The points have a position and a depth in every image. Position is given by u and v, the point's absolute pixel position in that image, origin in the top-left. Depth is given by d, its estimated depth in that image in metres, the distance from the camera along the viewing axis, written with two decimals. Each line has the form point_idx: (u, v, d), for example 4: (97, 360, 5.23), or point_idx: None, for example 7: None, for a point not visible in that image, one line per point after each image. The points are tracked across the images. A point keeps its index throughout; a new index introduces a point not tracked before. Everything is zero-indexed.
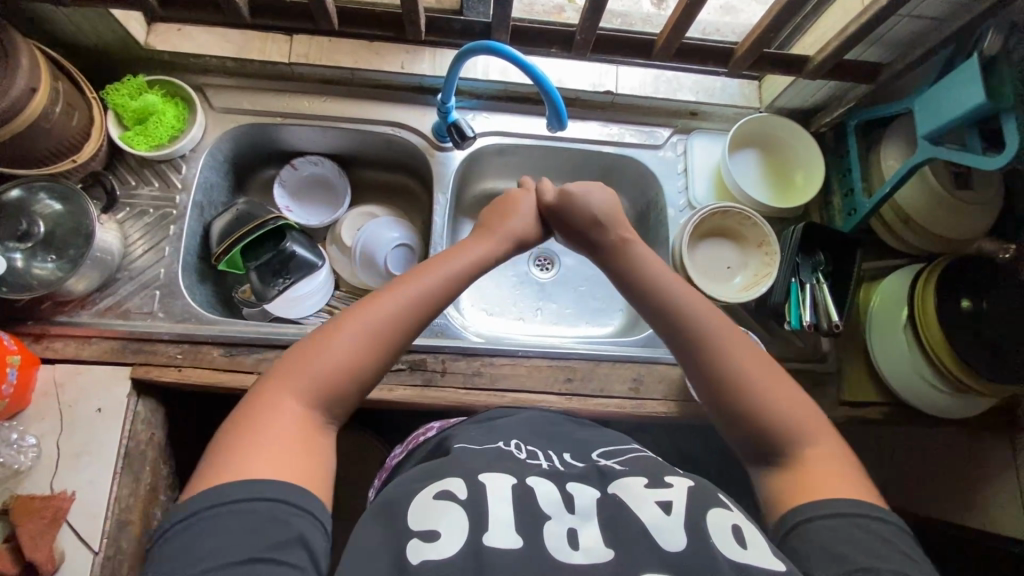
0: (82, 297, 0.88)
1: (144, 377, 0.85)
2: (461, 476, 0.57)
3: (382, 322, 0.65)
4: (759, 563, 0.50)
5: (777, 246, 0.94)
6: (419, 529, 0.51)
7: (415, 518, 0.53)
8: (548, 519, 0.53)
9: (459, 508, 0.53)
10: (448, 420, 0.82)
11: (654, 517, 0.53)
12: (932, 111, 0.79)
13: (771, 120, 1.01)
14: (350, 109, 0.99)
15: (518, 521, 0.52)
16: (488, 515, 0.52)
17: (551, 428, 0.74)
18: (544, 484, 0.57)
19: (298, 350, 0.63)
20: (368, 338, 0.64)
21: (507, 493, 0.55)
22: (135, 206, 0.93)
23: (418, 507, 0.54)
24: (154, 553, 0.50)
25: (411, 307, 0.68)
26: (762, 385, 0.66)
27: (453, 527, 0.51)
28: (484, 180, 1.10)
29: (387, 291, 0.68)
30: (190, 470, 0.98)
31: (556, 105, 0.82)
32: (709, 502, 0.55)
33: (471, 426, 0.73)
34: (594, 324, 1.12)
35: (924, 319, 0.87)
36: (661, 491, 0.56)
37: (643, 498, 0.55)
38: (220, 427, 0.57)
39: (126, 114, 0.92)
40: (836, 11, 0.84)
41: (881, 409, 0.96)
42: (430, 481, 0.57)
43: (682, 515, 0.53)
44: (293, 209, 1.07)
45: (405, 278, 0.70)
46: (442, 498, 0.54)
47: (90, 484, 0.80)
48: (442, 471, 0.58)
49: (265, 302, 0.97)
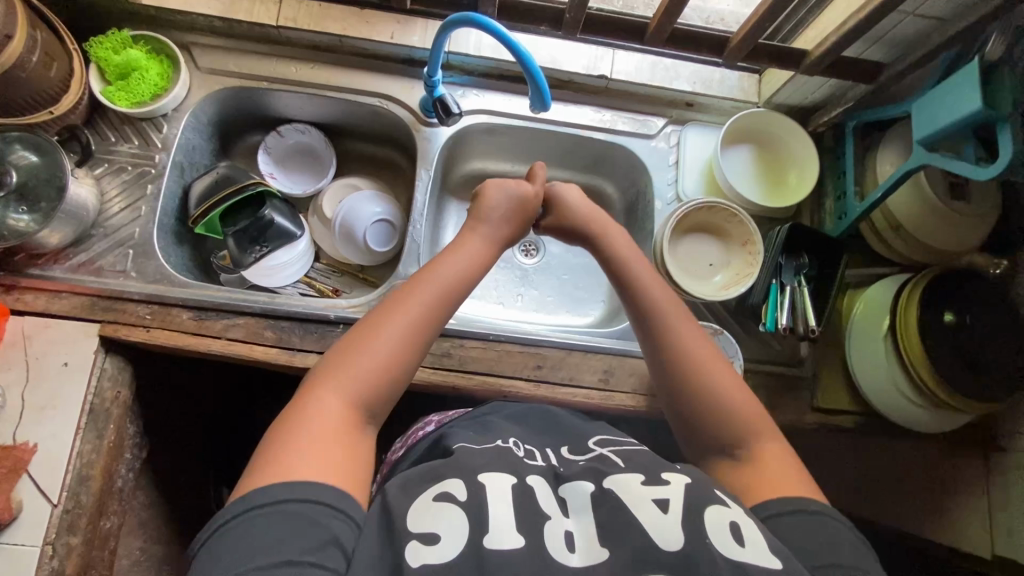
0: (56, 251, 0.87)
1: (112, 335, 0.84)
2: (462, 477, 0.55)
3: (414, 314, 0.66)
4: (754, 564, 0.49)
5: (760, 246, 0.91)
6: (418, 531, 0.50)
7: (413, 518, 0.51)
8: (548, 519, 0.52)
9: (458, 511, 0.52)
10: (445, 416, 0.83)
11: (651, 516, 0.51)
12: (928, 115, 0.76)
13: (769, 116, 0.98)
14: (339, 78, 0.98)
15: (521, 523, 0.51)
16: (489, 519, 0.51)
17: (547, 422, 0.75)
18: (543, 486, 0.56)
19: (337, 351, 0.64)
20: (404, 330, 0.65)
21: (508, 494, 0.54)
22: (113, 163, 0.92)
23: (418, 507, 0.52)
24: (199, 556, 0.50)
25: (439, 300, 0.69)
26: (729, 403, 0.66)
27: (452, 530, 0.50)
28: (472, 160, 1.09)
29: (413, 285, 0.69)
30: (158, 430, 0.98)
31: (540, 86, 0.80)
32: (705, 501, 0.54)
33: (462, 424, 0.72)
34: (574, 314, 1.10)
35: (906, 330, 0.85)
36: (659, 489, 0.55)
37: (641, 496, 0.54)
38: (257, 453, 0.56)
39: (109, 68, 0.90)
40: (839, 5, 0.81)
41: (854, 418, 0.95)
42: (429, 480, 0.55)
43: (679, 513, 0.52)
44: (278, 176, 1.06)
45: (428, 272, 0.71)
46: (441, 499, 0.53)
47: (52, 437, 0.81)
48: (442, 471, 0.56)
49: (241, 269, 0.97)
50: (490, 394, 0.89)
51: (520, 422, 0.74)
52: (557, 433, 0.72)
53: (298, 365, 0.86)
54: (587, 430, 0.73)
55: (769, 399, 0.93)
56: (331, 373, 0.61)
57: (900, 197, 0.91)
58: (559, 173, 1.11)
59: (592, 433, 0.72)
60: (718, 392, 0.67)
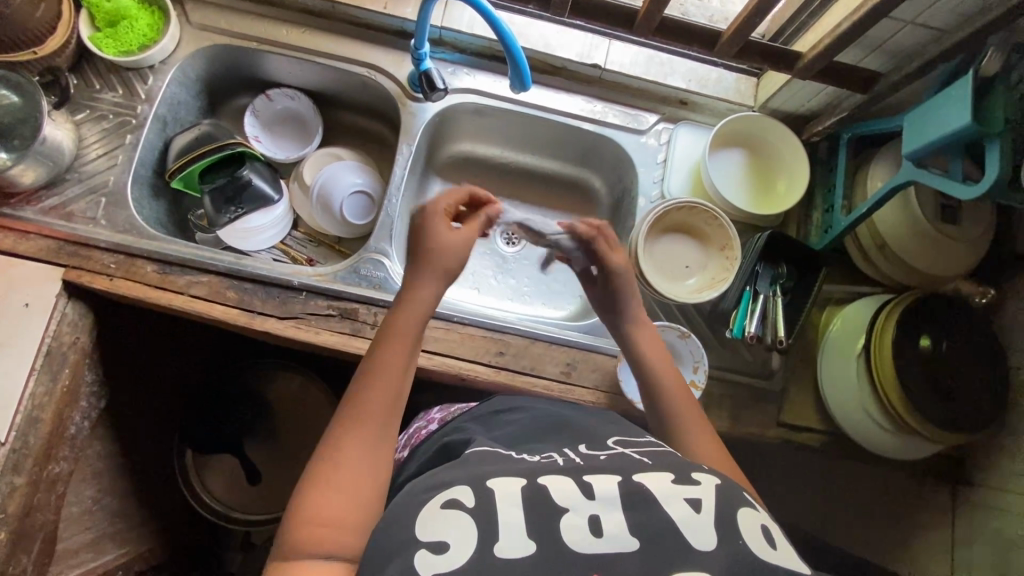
0: (30, 191, 0.87)
1: (75, 281, 0.84)
2: (469, 482, 0.50)
3: (371, 426, 0.57)
4: (787, 566, 0.47)
5: (738, 252, 0.89)
6: (427, 539, 0.46)
7: (421, 527, 0.47)
8: (566, 512, 0.48)
9: (467, 518, 0.47)
10: (447, 415, 0.80)
11: (684, 514, 0.48)
12: (920, 127, 0.73)
13: (762, 121, 0.95)
14: (329, 44, 0.96)
15: (530, 524, 0.47)
16: (497, 524, 0.47)
17: (558, 420, 0.66)
18: (557, 480, 0.51)
19: (298, 498, 0.52)
20: (365, 447, 0.55)
21: (517, 497, 0.49)
22: (95, 109, 0.92)
23: (425, 516, 0.48)
24: None
25: (393, 401, 0.59)
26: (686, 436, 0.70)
27: (462, 535, 0.46)
28: (460, 142, 1.08)
29: (359, 394, 0.58)
30: (116, 380, 0.98)
31: (520, 67, 0.78)
32: (737, 500, 0.51)
33: (478, 425, 0.67)
34: (549, 306, 1.09)
35: (880, 353, 0.83)
36: (690, 487, 0.51)
37: (671, 493, 0.50)
38: None
39: (99, 15, 0.90)
40: (839, 8, 0.78)
41: (820, 437, 0.92)
42: (434, 488, 0.50)
43: (712, 514, 0.49)
44: (263, 140, 1.05)
45: (368, 371, 0.60)
46: (449, 505, 0.48)
47: (6, 376, 0.81)
48: (448, 478, 0.51)
49: (216, 228, 0.97)
50: (448, 376, 0.88)
51: (517, 417, 0.68)
52: (552, 424, 0.65)
53: (257, 328, 0.85)
54: (574, 418, 0.67)
55: (735, 409, 0.91)
56: (305, 524, 0.50)
57: (888, 213, 0.88)
58: (548, 164, 1.10)
59: (600, 430, 0.64)
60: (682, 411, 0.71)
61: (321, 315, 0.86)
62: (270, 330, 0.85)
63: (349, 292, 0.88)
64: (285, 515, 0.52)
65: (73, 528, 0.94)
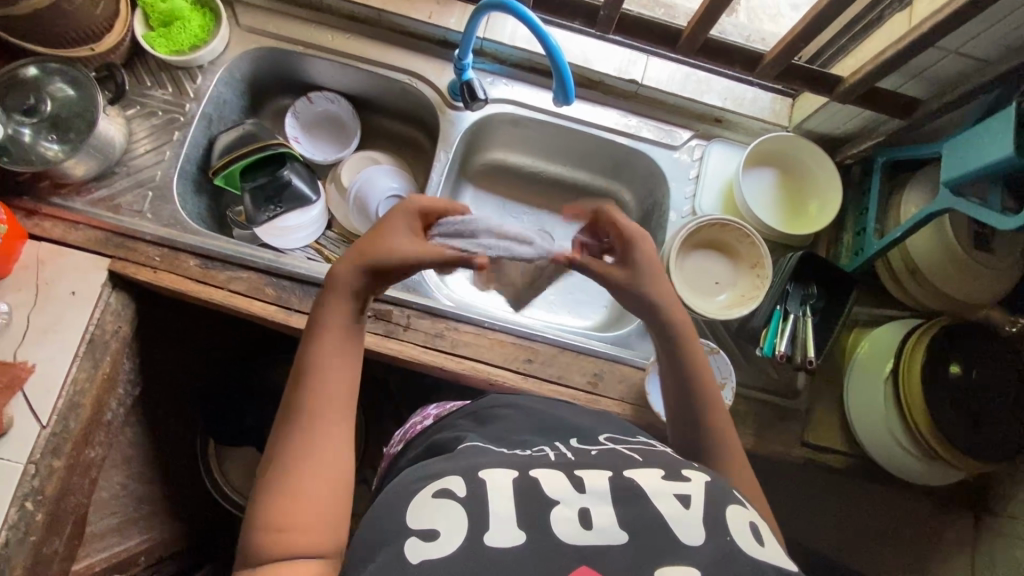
0: (80, 183, 0.90)
1: (120, 271, 0.87)
2: (461, 472, 0.51)
3: (327, 411, 0.58)
4: (775, 562, 0.48)
5: (770, 270, 0.90)
6: (417, 527, 0.47)
7: (412, 516, 0.48)
8: (558, 504, 0.49)
9: (458, 506, 0.48)
10: (444, 408, 0.80)
11: (674, 511, 0.49)
12: (960, 156, 0.74)
13: (796, 142, 0.96)
14: (374, 51, 0.99)
15: (520, 515, 0.48)
16: (488, 513, 0.48)
17: (548, 416, 0.67)
18: (550, 474, 0.52)
19: (258, 504, 0.52)
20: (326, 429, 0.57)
21: (508, 488, 0.50)
22: (145, 106, 0.95)
23: (416, 505, 0.49)
24: None
25: (334, 395, 0.59)
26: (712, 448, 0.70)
27: (453, 525, 0.47)
28: (492, 150, 1.09)
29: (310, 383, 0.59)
30: (150, 368, 1.01)
31: (564, 81, 0.80)
32: (727, 498, 0.52)
33: (469, 420, 0.67)
34: (575, 316, 1.08)
35: (908, 378, 0.83)
36: (680, 484, 0.53)
37: (661, 489, 0.51)
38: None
39: (153, 15, 0.94)
40: (881, 35, 0.79)
41: (843, 459, 0.92)
42: (426, 478, 0.52)
43: (701, 510, 0.50)
44: (302, 140, 1.08)
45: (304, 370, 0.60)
46: (440, 495, 0.49)
47: (50, 360, 0.83)
48: (440, 468, 0.53)
49: (253, 225, 0.98)
50: (477, 380, 0.89)
51: (516, 408, 0.69)
52: (548, 417, 0.67)
53: (294, 325, 0.87)
54: (562, 415, 0.68)
55: (760, 427, 0.91)
56: (269, 528, 0.50)
57: (921, 239, 0.88)
58: (579, 175, 1.11)
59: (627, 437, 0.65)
60: (723, 423, 0.71)
61: None
62: None
63: (384, 294, 0.90)
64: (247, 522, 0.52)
65: (100, 512, 0.97)
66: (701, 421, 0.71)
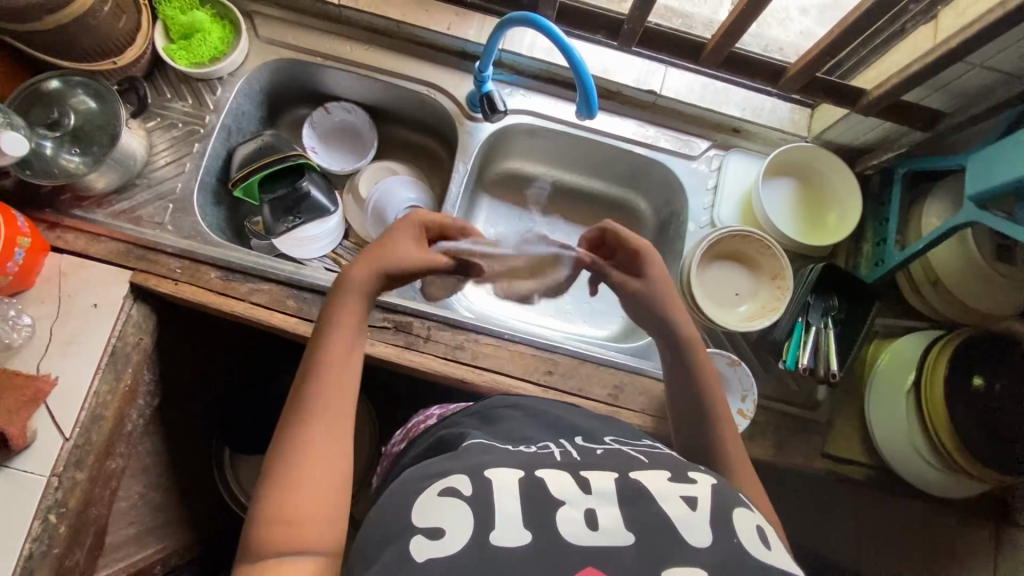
0: (101, 195, 0.91)
1: (142, 284, 0.87)
2: (467, 472, 0.51)
3: (328, 411, 0.58)
4: (782, 565, 0.47)
5: (791, 282, 0.90)
6: (423, 526, 0.46)
7: (418, 514, 0.47)
8: (563, 505, 0.48)
9: (464, 505, 0.48)
10: (448, 408, 0.80)
11: (681, 513, 0.49)
12: (983, 171, 0.74)
13: (815, 152, 0.96)
14: (393, 63, 0.99)
15: (527, 515, 0.47)
16: (495, 512, 0.47)
17: (555, 418, 0.67)
18: (557, 475, 0.52)
19: (262, 498, 0.52)
20: (329, 431, 0.57)
21: (515, 488, 0.49)
22: (165, 118, 0.95)
23: (422, 504, 0.48)
24: None
25: (346, 392, 0.60)
26: (737, 460, 0.69)
27: (458, 524, 0.46)
28: (508, 160, 1.09)
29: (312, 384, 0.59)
30: (168, 378, 1.01)
31: (588, 93, 0.80)
32: (732, 501, 0.52)
33: (474, 419, 0.67)
34: (591, 326, 1.08)
35: (930, 395, 0.83)
36: (686, 486, 0.52)
37: (668, 491, 0.51)
38: None
39: (174, 27, 0.94)
40: (905, 48, 0.80)
41: (863, 470, 0.92)
42: (431, 477, 0.51)
43: (707, 512, 0.49)
44: (319, 150, 1.08)
45: (315, 365, 0.61)
46: (446, 493, 0.49)
47: (73, 373, 0.83)
48: (445, 468, 0.52)
49: (272, 236, 0.98)
50: (497, 392, 0.88)
51: (520, 408, 0.69)
52: (549, 417, 0.66)
53: None
54: (564, 416, 0.68)
55: (779, 438, 0.91)
56: (270, 522, 0.50)
57: (943, 250, 0.88)
58: (595, 184, 1.11)
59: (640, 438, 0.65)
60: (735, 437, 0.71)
61: (377, 327, 0.89)
62: None
63: (404, 305, 0.90)
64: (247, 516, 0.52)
65: (120, 523, 0.97)
66: (727, 437, 0.70)
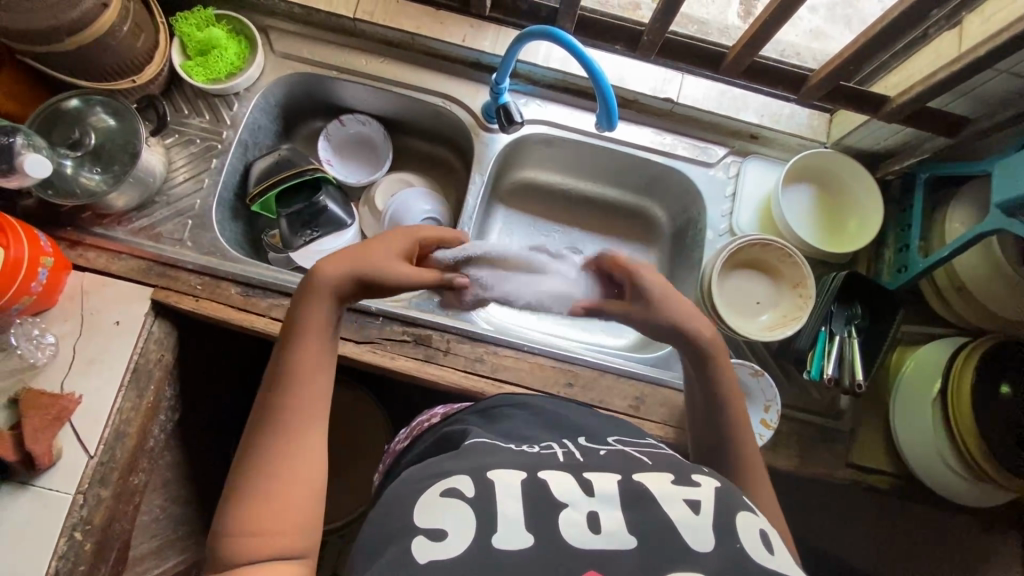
0: (121, 213, 0.91)
1: (164, 301, 0.87)
2: (469, 473, 0.50)
3: (304, 416, 0.57)
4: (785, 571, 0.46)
5: (813, 290, 0.89)
6: (426, 527, 0.46)
7: (420, 515, 0.47)
8: (566, 507, 0.47)
9: (465, 506, 0.47)
10: (453, 406, 0.78)
11: (682, 515, 0.48)
12: (1013, 179, 0.73)
13: (834, 158, 0.95)
14: (408, 75, 0.99)
15: (530, 517, 0.46)
16: (497, 514, 0.46)
17: (563, 419, 0.66)
18: (559, 476, 0.51)
19: (243, 501, 0.51)
20: (303, 436, 0.55)
21: (517, 488, 0.48)
22: (183, 134, 0.95)
23: (424, 505, 0.48)
24: None
25: (320, 395, 0.58)
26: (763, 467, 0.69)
27: (461, 526, 0.45)
28: (523, 169, 1.09)
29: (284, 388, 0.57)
30: (189, 392, 1.01)
31: (609, 105, 0.79)
32: (737, 505, 0.50)
33: (477, 417, 0.67)
34: (608, 334, 1.07)
35: (957, 405, 0.82)
36: (688, 488, 0.51)
37: (670, 494, 0.50)
38: None
39: (191, 44, 0.94)
40: (927, 53, 0.79)
41: (889, 480, 0.91)
42: (432, 477, 0.51)
43: (711, 516, 0.48)
44: (334, 163, 1.08)
45: (284, 366, 0.59)
46: (447, 494, 0.48)
47: (96, 391, 0.83)
48: (447, 468, 0.52)
49: (290, 250, 0.98)
50: None
51: (524, 408, 0.68)
52: (557, 418, 0.66)
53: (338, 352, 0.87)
54: (571, 417, 0.67)
55: (803, 448, 0.90)
56: (245, 530, 0.49)
57: (967, 256, 0.87)
58: (609, 191, 1.11)
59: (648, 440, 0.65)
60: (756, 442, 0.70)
61: (397, 341, 0.89)
62: (346, 355, 0.87)
63: (423, 319, 0.90)
64: (219, 527, 0.50)
65: (141, 536, 0.97)
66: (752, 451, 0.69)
